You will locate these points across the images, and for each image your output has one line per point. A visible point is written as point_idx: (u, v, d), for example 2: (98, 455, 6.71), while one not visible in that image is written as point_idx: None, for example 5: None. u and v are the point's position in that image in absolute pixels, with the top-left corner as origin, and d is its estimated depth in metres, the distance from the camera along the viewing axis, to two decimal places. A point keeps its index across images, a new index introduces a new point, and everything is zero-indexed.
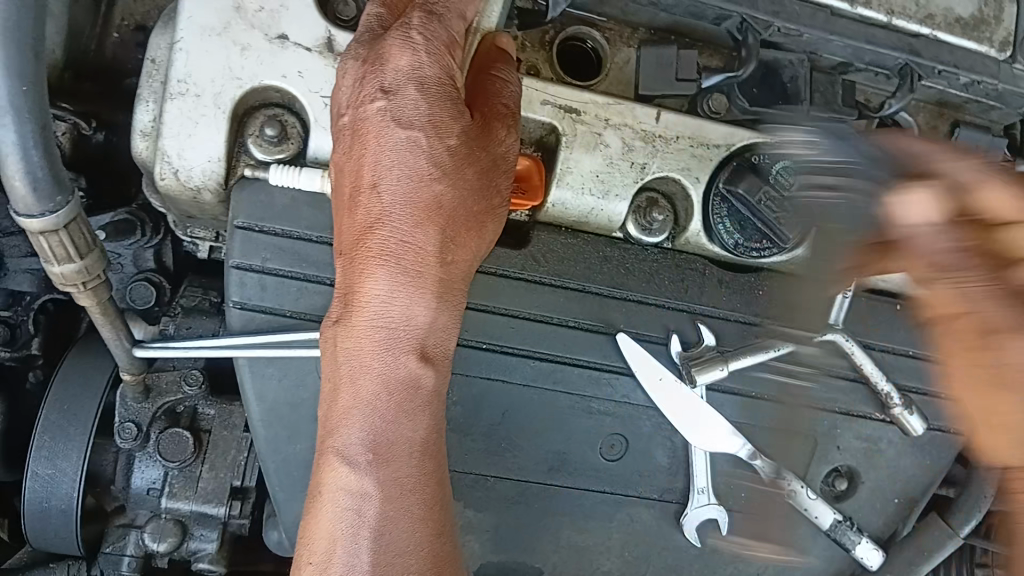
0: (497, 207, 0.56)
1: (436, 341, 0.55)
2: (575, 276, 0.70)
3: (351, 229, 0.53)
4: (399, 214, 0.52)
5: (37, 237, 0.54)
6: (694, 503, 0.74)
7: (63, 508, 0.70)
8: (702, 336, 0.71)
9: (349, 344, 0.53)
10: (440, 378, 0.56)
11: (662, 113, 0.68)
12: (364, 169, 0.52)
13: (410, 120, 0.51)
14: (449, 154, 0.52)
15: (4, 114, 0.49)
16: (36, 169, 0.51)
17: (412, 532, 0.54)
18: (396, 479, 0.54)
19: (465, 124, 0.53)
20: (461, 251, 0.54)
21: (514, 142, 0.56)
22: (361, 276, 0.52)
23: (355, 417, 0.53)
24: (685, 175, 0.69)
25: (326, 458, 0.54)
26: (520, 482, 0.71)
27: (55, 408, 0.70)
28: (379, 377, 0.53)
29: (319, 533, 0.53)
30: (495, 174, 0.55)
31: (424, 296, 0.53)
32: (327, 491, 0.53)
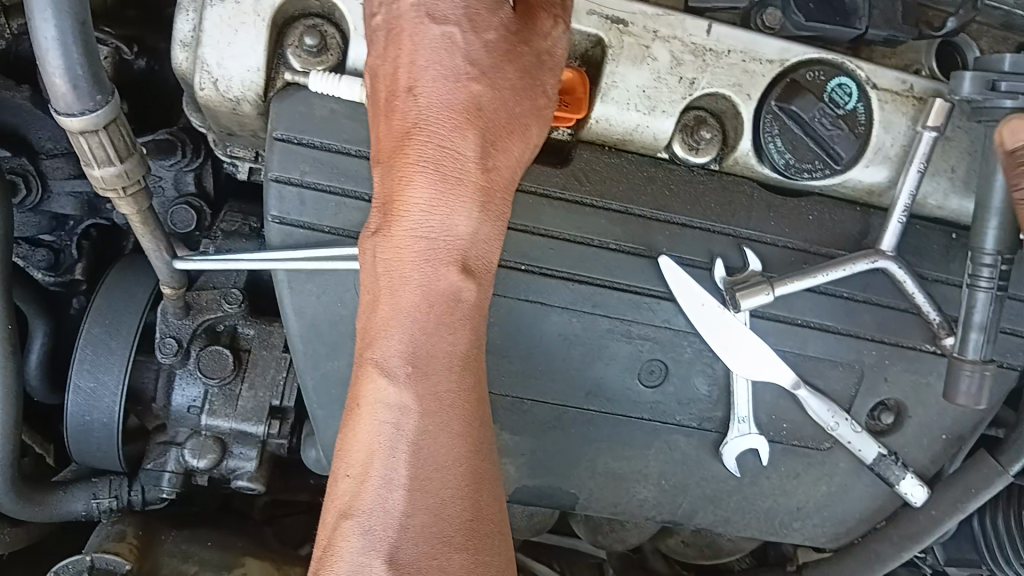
0: (543, 106, 0.54)
1: (481, 251, 0.53)
2: (619, 197, 0.67)
3: (389, 135, 0.52)
4: (438, 116, 0.50)
5: (76, 137, 0.53)
6: (734, 432, 0.73)
7: (105, 421, 0.71)
8: (749, 262, 0.68)
9: (391, 254, 0.51)
10: (483, 291, 0.54)
11: (714, 26, 0.65)
12: (400, 71, 0.51)
13: (445, 15, 0.50)
14: (487, 50, 0.50)
15: (44, 7, 0.48)
16: (76, 66, 0.50)
17: (453, 446, 0.53)
18: (437, 393, 0.52)
19: (504, 14, 0.51)
20: (501, 155, 0.53)
21: (560, 36, 0.54)
22: (400, 184, 0.51)
23: (393, 329, 0.52)
24: (737, 91, 0.66)
25: (366, 368, 0.52)
26: (558, 407, 0.71)
27: (97, 323, 0.70)
28: (420, 290, 0.51)
29: (358, 448, 0.52)
30: (538, 73, 0.53)
31: (466, 205, 0.51)
32: (366, 404, 0.52)
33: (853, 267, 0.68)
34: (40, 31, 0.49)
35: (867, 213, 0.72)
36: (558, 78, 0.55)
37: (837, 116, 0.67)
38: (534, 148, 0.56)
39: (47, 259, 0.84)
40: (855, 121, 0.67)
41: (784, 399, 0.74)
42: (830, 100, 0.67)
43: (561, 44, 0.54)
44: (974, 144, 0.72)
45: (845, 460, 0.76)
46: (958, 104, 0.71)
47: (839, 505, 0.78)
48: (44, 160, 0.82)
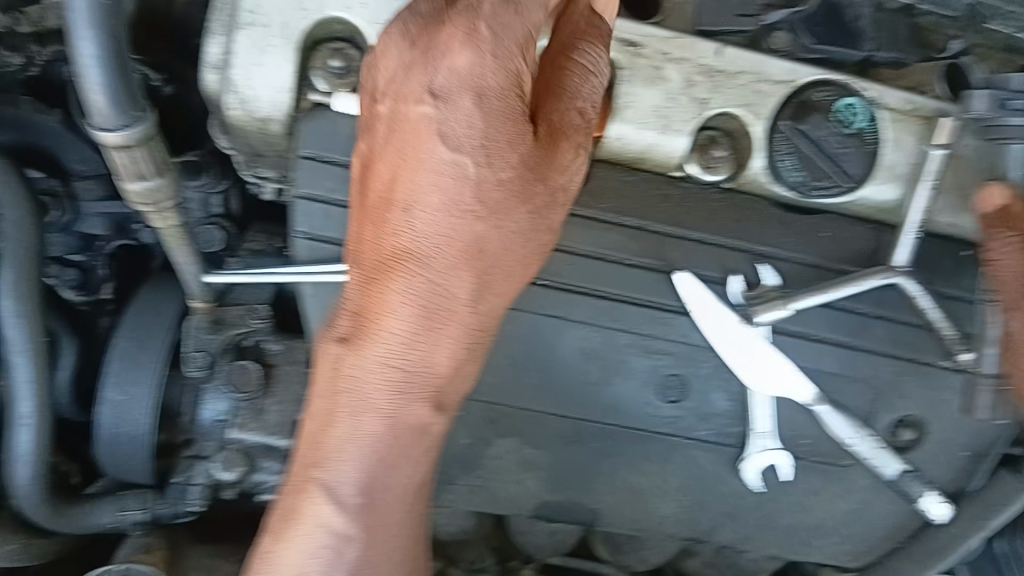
0: (541, 249, 0.58)
1: (451, 391, 0.60)
2: (634, 213, 0.69)
3: (379, 251, 0.55)
4: (431, 251, 0.54)
5: (110, 152, 0.55)
6: (752, 448, 0.73)
7: (134, 435, 0.72)
8: (762, 277, 0.70)
9: (357, 369, 0.57)
10: (447, 422, 0.61)
11: (723, 47, 0.67)
12: (401, 183, 0.54)
13: (459, 142, 0.52)
14: (498, 186, 0.54)
15: (84, 26, 0.50)
16: (113, 83, 0.52)
17: (396, 529, 0.63)
18: (389, 497, 0.61)
19: (522, 151, 0.54)
20: (496, 292, 0.57)
21: (578, 167, 0.57)
22: (379, 303, 0.55)
23: (354, 443, 0.58)
24: (748, 110, 0.68)
25: (308, 484, 0.59)
26: (576, 421, 0.72)
27: (127, 338, 0.72)
28: (389, 421, 0.58)
29: (293, 548, 0.60)
30: (548, 211, 0.56)
31: (448, 337, 0.56)
32: (309, 522, 0.59)
33: (867, 282, 0.69)
34: (80, 50, 0.51)
35: (880, 230, 0.72)
36: (564, 207, 0.58)
37: (847, 134, 0.68)
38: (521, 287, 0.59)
39: (76, 278, 0.85)
40: (864, 140, 0.69)
41: (802, 414, 0.75)
42: (838, 119, 0.68)
43: (577, 176, 0.57)
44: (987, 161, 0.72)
45: (864, 477, 0.77)
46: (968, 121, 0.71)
47: (859, 522, 0.79)
48: (76, 182, 0.84)
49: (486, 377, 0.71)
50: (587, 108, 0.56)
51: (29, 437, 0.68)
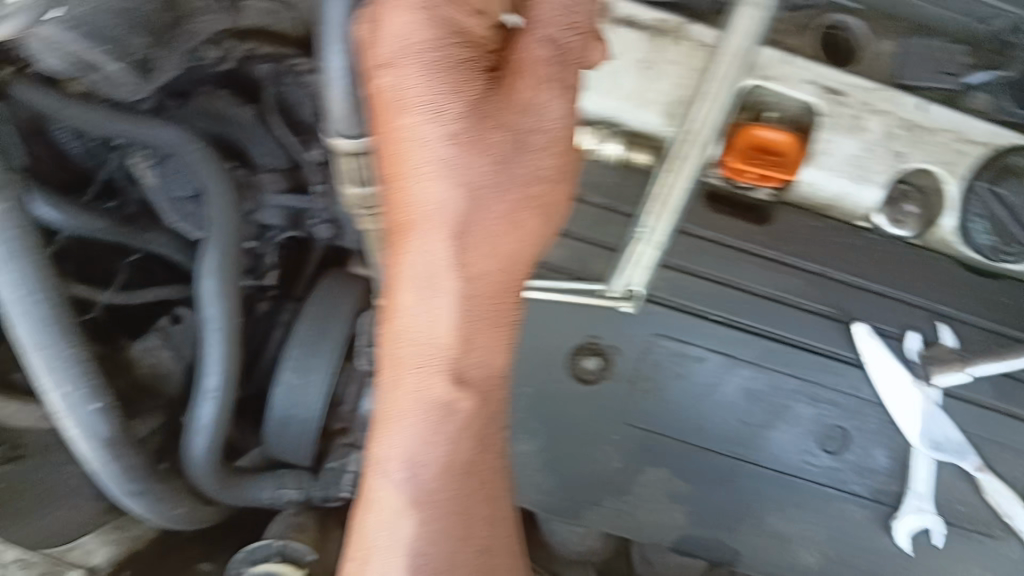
0: (545, 199, 0.53)
1: (473, 362, 0.57)
2: (817, 260, 0.70)
3: (387, 224, 0.53)
4: (427, 221, 0.51)
5: (340, 157, 0.59)
6: (907, 508, 0.72)
7: (304, 419, 0.76)
8: (941, 337, 0.70)
9: (392, 352, 0.56)
10: (480, 396, 0.58)
11: (930, 105, 0.65)
12: (387, 153, 0.50)
13: (415, 103, 0.47)
14: (461, 146, 0.49)
15: (335, 39, 0.53)
16: (355, 94, 0.56)
17: (451, 510, 0.59)
18: (431, 476, 0.58)
19: (474, 92, 0.48)
20: (486, 251, 0.53)
21: (551, 102, 0.48)
22: (393, 282, 0.54)
23: (395, 428, 0.57)
24: (948, 169, 0.66)
25: (368, 466, 0.58)
26: (731, 459, 0.72)
27: (308, 322, 0.77)
28: (416, 403, 0.56)
29: (360, 527, 0.60)
30: (524, 153, 0.50)
31: (434, 298, 0.54)
32: (369, 511, 0.59)
33: None
34: (329, 61, 0.54)
35: None
36: (556, 152, 0.51)
37: None
38: (541, 237, 0.55)
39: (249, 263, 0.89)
40: None
41: (962, 480, 0.73)
42: None
43: (553, 113, 0.49)
44: None
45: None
46: None
47: None
48: (260, 173, 0.87)
49: (647, 405, 0.72)
50: (554, 35, 0.47)
51: (211, 409, 0.73)
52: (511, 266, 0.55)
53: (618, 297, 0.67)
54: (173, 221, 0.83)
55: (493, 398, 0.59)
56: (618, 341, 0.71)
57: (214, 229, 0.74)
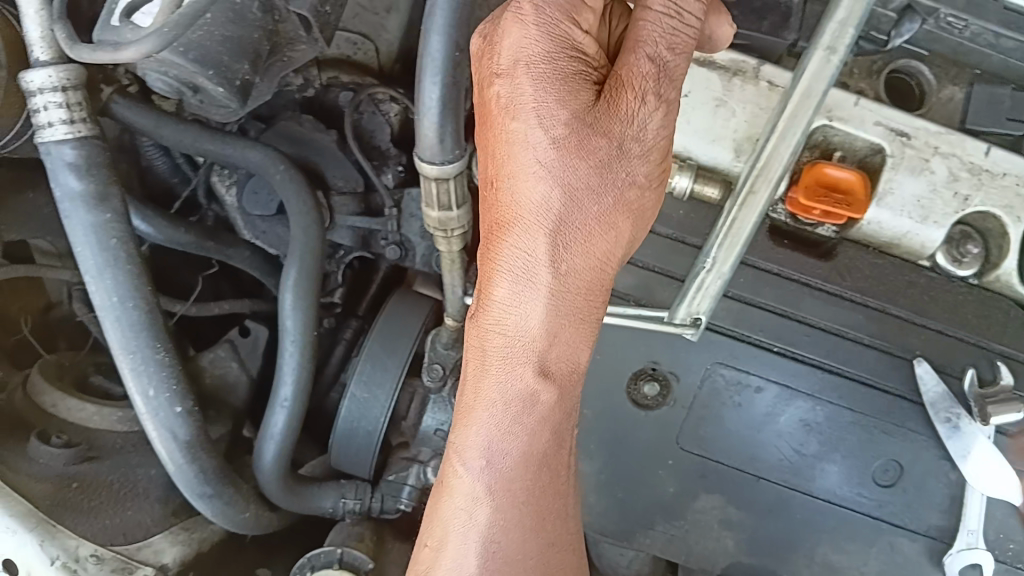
0: (632, 202, 0.59)
1: (559, 357, 0.62)
2: (878, 295, 0.71)
3: (487, 223, 0.62)
4: (525, 217, 0.59)
5: (428, 181, 0.63)
6: (959, 545, 0.72)
7: (370, 430, 0.79)
8: (999, 373, 0.70)
9: (481, 340, 0.63)
10: (562, 391, 0.63)
11: (992, 149, 0.69)
12: (492, 157, 0.60)
13: (522, 109, 0.56)
14: (560, 148, 0.56)
15: (435, 73, 0.59)
16: (447, 123, 0.60)
17: (529, 493, 0.65)
18: (509, 464, 0.64)
19: (578, 104, 0.56)
20: (577, 251, 0.59)
21: (648, 114, 0.56)
22: (490, 272, 0.61)
23: (484, 414, 0.64)
24: (1008, 212, 0.69)
25: (450, 455, 0.66)
26: (785, 488, 0.73)
27: (378, 340, 0.80)
28: (501, 387, 0.63)
29: (443, 507, 0.66)
30: (621, 161, 0.57)
31: (526, 290, 0.60)
32: (450, 488, 0.66)
33: None
34: (426, 92, 0.59)
35: None
36: (651, 159, 0.58)
37: None
38: (627, 239, 0.61)
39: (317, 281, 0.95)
40: None
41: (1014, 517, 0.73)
42: None
43: (650, 123, 0.56)
44: None
45: None
46: None
47: None
48: (335, 196, 0.92)
49: (704, 431, 0.74)
50: (658, 53, 0.55)
51: (283, 418, 0.76)
52: (599, 267, 0.61)
53: (681, 324, 0.68)
54: (250, 237, 0.90)
55: (573, 394, 0.65)
56: (678, 367, 0.73)
57: (294, 247, 0.77)
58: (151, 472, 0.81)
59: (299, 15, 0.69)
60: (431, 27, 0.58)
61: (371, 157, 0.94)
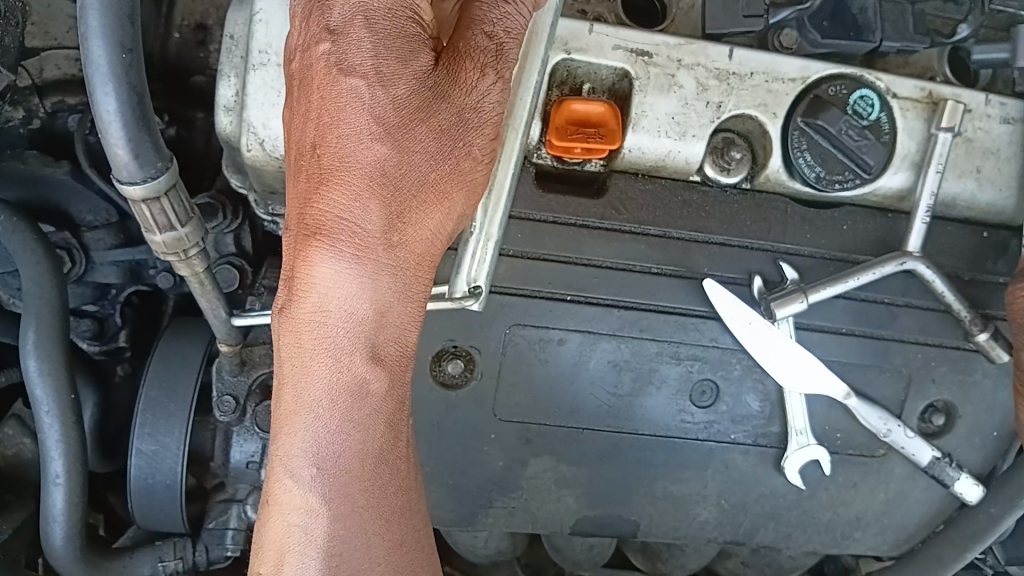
0: (465, 171, 0.53)
1: (389, 337, 0.54)
2: (656, 222, 0.69)
3: (297, 195, 0.53)
4: (351, 181, 0.51)
5: (137, 206, 0.55)
6: (794, 445, 0.72)
7: (168, 483, 0.71)
8: (784, 273, 0.69)
9: (295, 331, 0.53)
10: (393, 375, 0.55)
11: (735, 50, 0.67)
12: (314, 125, 0.52)
13: (356, 67, 0.50)
14: (395, 107, 0.50)
15: (105, 81, 0.50)
16: (137, 137, 0.52)
17: (371, 497, 0.56)
18: (345, 466, 0.54)
19: (417, 67, 0.50)
20: (409, 221, 0.52)
21: (489, 89, 0.52)
22: (307, 251, 0.51)
23: (310, 413, 0.54)
24: (763, 110, 0.68)
25: (273, 465, 0.55)
26: (613, 434, 0.71)
27: (155, 385, 0.71)
28: (328, 378, 0.53)
29: (272, 528, 0.55)
30: (460, 131, 0.52)
31: (348, 265, 0.51)
32: (275, 504, 0.55)
33: (882, 271, 0.68)
34: (102, 105, 0.51)
35: (898, 218, 0.73)
36: (488, 135, 0.53)
37: (863, 127, 0.68)
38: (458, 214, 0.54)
39: (91, 328, 0.87)
40: (880, 131, 0.69)
41: (835, 408, 0.74)
42: (853, 112, 0.68)
43: (489, 97, 0.52)
44: (997, 142, 0.72)
45: (900, 465, 0.76)
46: (975, 105, 0.71)
47: (898, 512, 0.77)
48: (87, 233, 0.85)
49: (519, 396, 0.70)
50: (496, 30, 0.52)
51: (62, 496, 0.68)
52: (432, 239, 0.54)
53: (461, 297, 0.61)
54: (8, 300, 0.84)
55: (405, 380, 0.56)
56: (476, 339, 0.69)
57: (27, 304, 0.68)
58: None
59: None
60: (88, 28, 0.50)
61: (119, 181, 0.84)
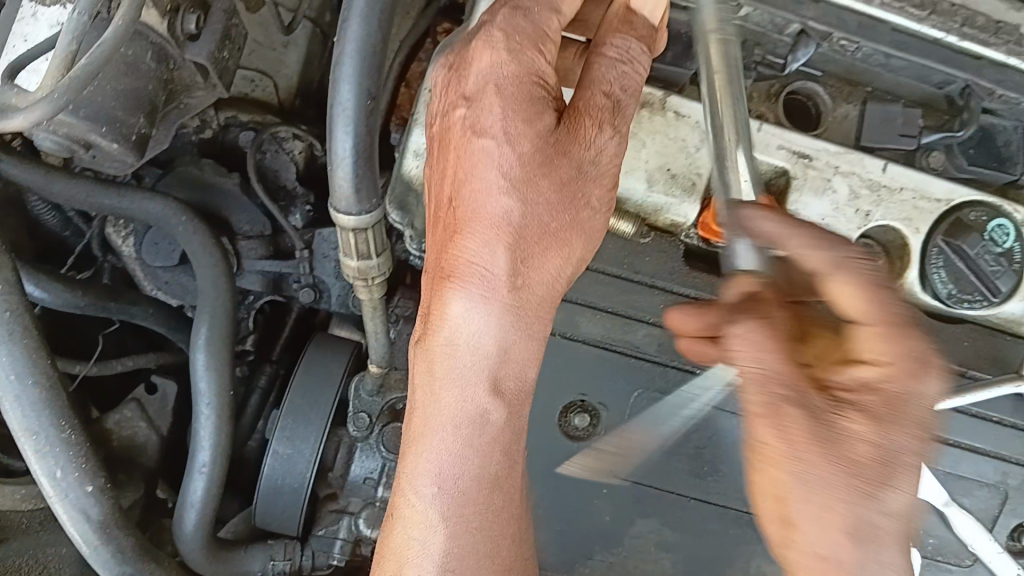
0: (584, 220, 0.57)
1: (509, 371, 0.58)
2: None
3: (437, 244, 0.59)
4: (481, 231, 0.56)
5: (346, 232, 0.62)
6: None
7: (296, 486, 0.77)
8: None
9: (426, 362, 0.59)
10: (514, 408, 0.59)
11: (888, 164, 0.73)
12: (450, 180, 0.58)
13: (486, 128, 0.55)
14: (521, 163, 0.54)
15: (347, 122, 0.56)
16: (361, 173, 0.58)
17: (484, 524, 0.59)
18: (464, 487, 0.58)
19: (542, 126, 0.54)
20: (533, 265, 0.57)
21: (607, 143, 0.55)
22: (441, 292, 0.57)
23: (435, 437, 0.58)
24: (907, 225, 0.73)
25: (402, 483, 0.60)
26: (717, 506, 0.74)
27: (299, 392, 0.78)
28: (451, 405, 0.58)
29: (394, 540, 0.60)
30: (579, 184, 0.55)
31: (478, 306, 0.56)
32: (401, 516, 0.59)
33: (1000, 391, 0.71)
34: (338, 143, 0.57)
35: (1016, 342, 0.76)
36: (606, 185, 0.57)
37: (997, 254, 0.71)
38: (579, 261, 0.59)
39: None
40: (1014, 260, 0.71)
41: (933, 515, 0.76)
42: (990, 239, 0.71)
43: (608, 151, 0.56)
44: None
45: None
46: None
47: None
48: (240, 241, 0.89)
49: (638, 458, 0.73)
50: (613, 89, 0.55)
51: (203, 483, 0.75)
52: (554, 281, 0.58)
53: None
54: (152, 289, 0.88)
55: (525, 410, 0.60)
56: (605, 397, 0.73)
57: (203, 304, 0.77)
58: (61, 551, 0.79)
59: (194, 62, 0.66)
60: (340, 74, 0.55)
61: (278, 198, 0.90)
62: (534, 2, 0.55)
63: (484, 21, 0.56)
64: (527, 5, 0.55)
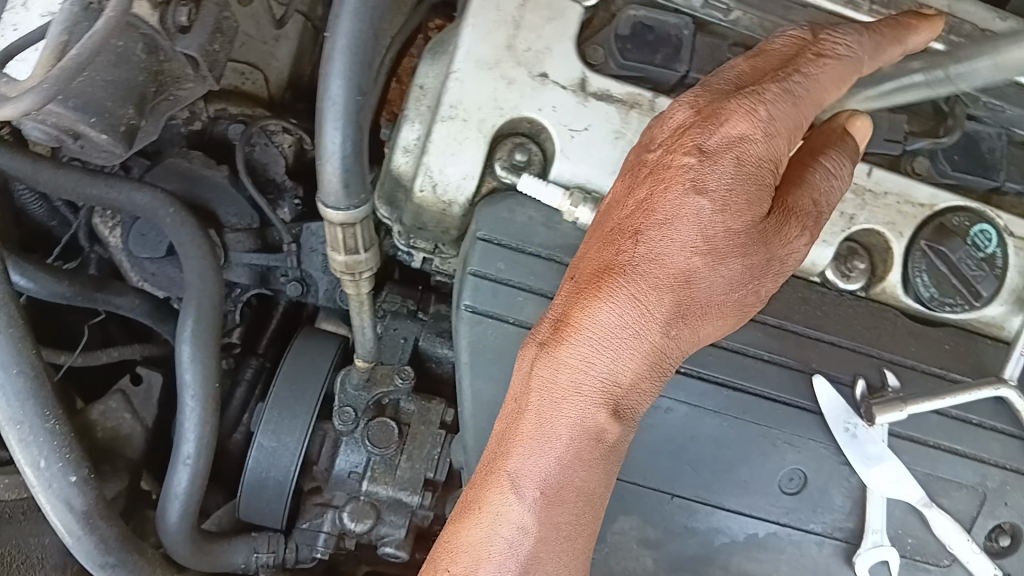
0: (748, 303, 0.57)
1: (633, 401, 0.57)
2: (775, 312, 0.74)
3: (601, 260, 0.56)
4: (654, 272, 0.54)
5: (333, 226, 0.62)
6: (866, 544, 0.74)
7: (280, 480, 0.78)
8: (886, 379, 0.74)
9: (552, 371, 0.56)
10: (627, 435, 0.58)
11: (873, 169, 0.74)
12: (642, 212, 0.55)
13: (712, 189, 0.53)
14: (729, 235, 0.53)
15: (337, 117, 0.56)
16: (349, 167, 0.58)
17: (573, 535, 0.58)
18: (562, 496, 0.57)
19: (759, 213, 0.53)
20: (691, 324, 0.56)
21: (799, 246, 0.56)
22: (588, 308, 0.55)
23: (544, 446, 0.56)
24: (890, 229, 0.74)
25: (497, 479, 0.57)
26: (700, 504, 0.74)
27: (286, 386, 0.79)
28: (573, 425, 0.56)
29: (474, 532, 0.57)
30: (762, 273, 0.56)
31: (628, 340, 0.55)
32: (489, 510, 0.57)
33: (980, 393, 0.72)
34: (328, 137, 0.57)
35: (997, 345, 0.77)
36: (778, 280, 0.57)
37: (979, 259, 0.74)
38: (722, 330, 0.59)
39: None
40: (995, 265, 0.75)
41: (911, 515, 0.76)
42: (972, 244, 0.74)
43: (796, 253, 0.56)
44: None
45: None
46: None
47: None
48: (228, 234, 0.89)
49: (620, 454, 0.73)
50: (821, 197, 0.57)
51: (187, 475, 0.75)
52: (697, 341, 0.57)
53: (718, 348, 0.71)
54: (139, 281, 0.87)
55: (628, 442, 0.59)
56: None
57: (190, 297, 0.77)
58: (44, 540, 0.79)
59: (185, 55, 0.66)
60: (329, 68, 0.55)
61: (267, 191, 0.91)
62: (803, 92, 0.55)
63: (732, 84, 0.56)
64: (797, 93, 0.55)
